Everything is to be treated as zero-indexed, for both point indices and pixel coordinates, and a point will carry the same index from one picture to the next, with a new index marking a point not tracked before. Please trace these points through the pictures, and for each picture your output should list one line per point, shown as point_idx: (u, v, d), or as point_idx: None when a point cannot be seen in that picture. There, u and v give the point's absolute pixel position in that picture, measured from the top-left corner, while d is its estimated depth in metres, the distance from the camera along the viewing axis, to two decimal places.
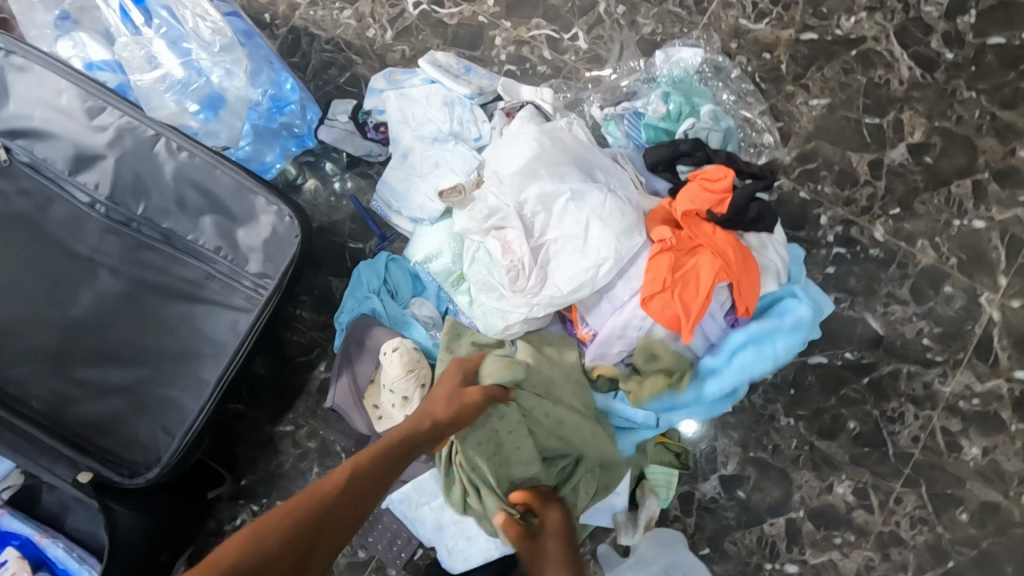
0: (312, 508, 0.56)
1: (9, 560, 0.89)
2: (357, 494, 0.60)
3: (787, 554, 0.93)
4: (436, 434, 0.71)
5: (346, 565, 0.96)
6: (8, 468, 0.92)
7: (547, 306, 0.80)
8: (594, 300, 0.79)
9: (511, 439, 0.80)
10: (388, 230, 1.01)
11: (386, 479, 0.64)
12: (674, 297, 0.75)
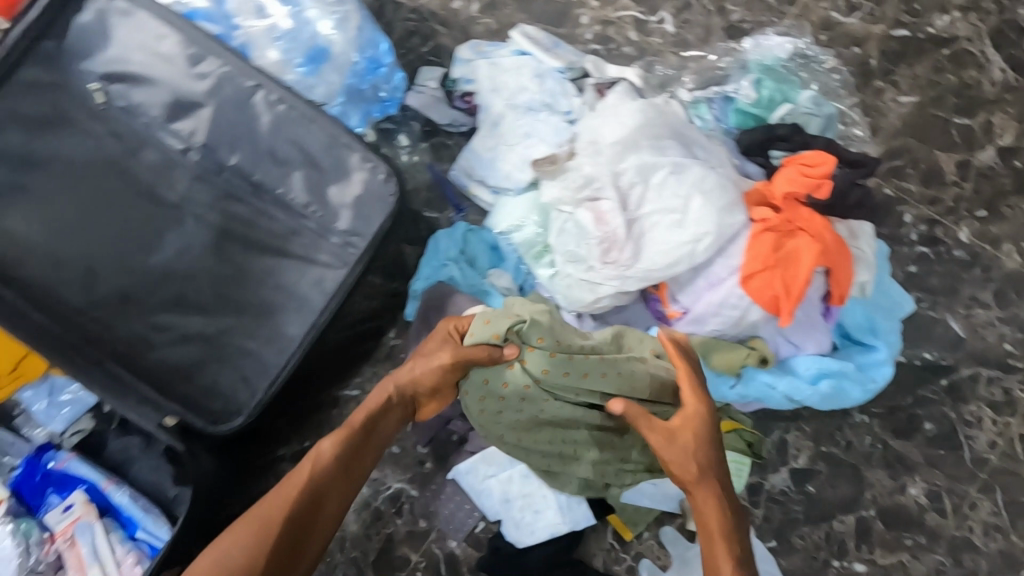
0: (275, 515, 0.66)
1: (75, 504, 0.90)
2: (314, 495, 0.68)
3: (856, 552, 0.92)
4: (404, 408, 0.75)
5: (405, 534, 0.95)
6: (82, 410, 0.93)
7: (640, 280, 0.79)
8: (690, 276, 0.78)
9: (534, 404, 0.73)
10: (464, 201, 1.00)
11: (352, 469, 0.72)
12: (776, 276, 0.74)
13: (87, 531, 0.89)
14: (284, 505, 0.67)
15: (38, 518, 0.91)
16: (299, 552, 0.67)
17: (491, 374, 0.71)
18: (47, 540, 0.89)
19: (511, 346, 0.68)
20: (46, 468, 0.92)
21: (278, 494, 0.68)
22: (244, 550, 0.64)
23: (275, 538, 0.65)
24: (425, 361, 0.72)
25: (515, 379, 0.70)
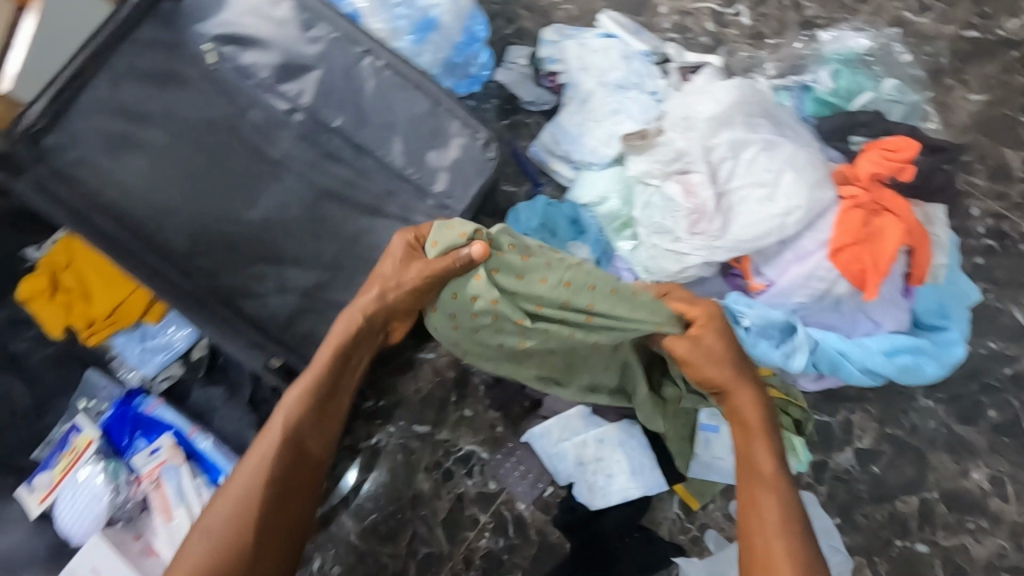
0: (266, 463, 0.71)
1: (162, 448, 0.93)
2: (297, 439, 0.74)
3: (919, 533, 0.93)
4: (370, 341, 0.80)
5: (476, 494, 0.98)
6: (172, 356, 0.96)
7: (729, 251, 0.82)
8: (778, 249, 0.81)
9: (507, 319, 0.74)
10: (542, 177, 1.02)
11: (329, 408, 0.77)
12: (864, 251, 0.78)
13: (173, 474, 0.93)
14: (270, 453, 0.72)
15: (125, 461, 0.94)
16: (298, 489, 0.73)
17: (462, 288, 0.73)
18: (134, 482, 0.93)
19: (477, 248, 0.71)
20: (135, 412, 0.95)
21: (263, 446, 0.72)
22: (224, 526, 0.68)
23: (271, 482, 0.71)
24: (380, 285, 0.75)
25: (482, 290, 0.72)
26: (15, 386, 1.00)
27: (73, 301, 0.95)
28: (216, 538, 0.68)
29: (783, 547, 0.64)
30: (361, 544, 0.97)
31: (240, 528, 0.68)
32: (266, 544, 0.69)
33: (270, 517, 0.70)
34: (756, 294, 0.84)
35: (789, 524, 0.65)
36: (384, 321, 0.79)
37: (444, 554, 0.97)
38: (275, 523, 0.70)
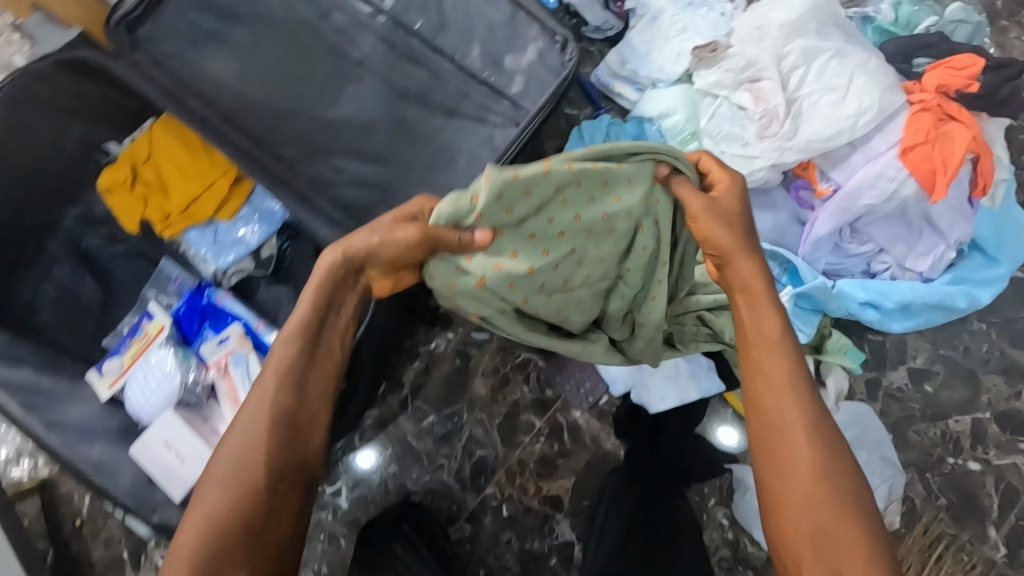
0: (258, 426, 0.60)
1: (230, 337, 0.96)
2: (293, 388, 0.63)
3: (971, 451, 0.95)
4: (352, 288, 0.68)
5: (532, 400, 1.00)
6: (244, 252, 0.97)
7: (800, 152, 0.85)
8: (848, 151, 0.84)
9: (547, 281, 0.68)
10: (604, 101, 1.06)
11: (320, 363, 0.65)
12: (934, 150, 0.81)
13: (241, 362, 0.95)
14: (264, 416, 0.61)
15: (193, 351, 0.97)
16: (300, 446, 0.62)
17: (483, 261, 0.64)
18: (202, 370, 0.95)
19: (483, 229, 0.63)
20: (206, 303, 0.98)
21: (252, 410, 0.61)
22: (235, 478, 0.58)
23: (271, 443, 0.60)
24: (347, 246, 0.65)
25: (504, 255, 0.65)
26: (89, 280, 1.05)
27: (150, 193, 0.98)
28: (216, 505, 0.57)
29: (795, 405, 0.59)
30: (417, 445, 0.99)
31: (241, 489, 0.57)
32: (280, 500, 0.59)
33: (276, 479, 0.59)
34: (825, 198, 0.87)
35: (794, 380, 0.60)
36: (361, 265, 0.66)
37: (500, 457, 0.98)
38: (285, 485, 0.60)
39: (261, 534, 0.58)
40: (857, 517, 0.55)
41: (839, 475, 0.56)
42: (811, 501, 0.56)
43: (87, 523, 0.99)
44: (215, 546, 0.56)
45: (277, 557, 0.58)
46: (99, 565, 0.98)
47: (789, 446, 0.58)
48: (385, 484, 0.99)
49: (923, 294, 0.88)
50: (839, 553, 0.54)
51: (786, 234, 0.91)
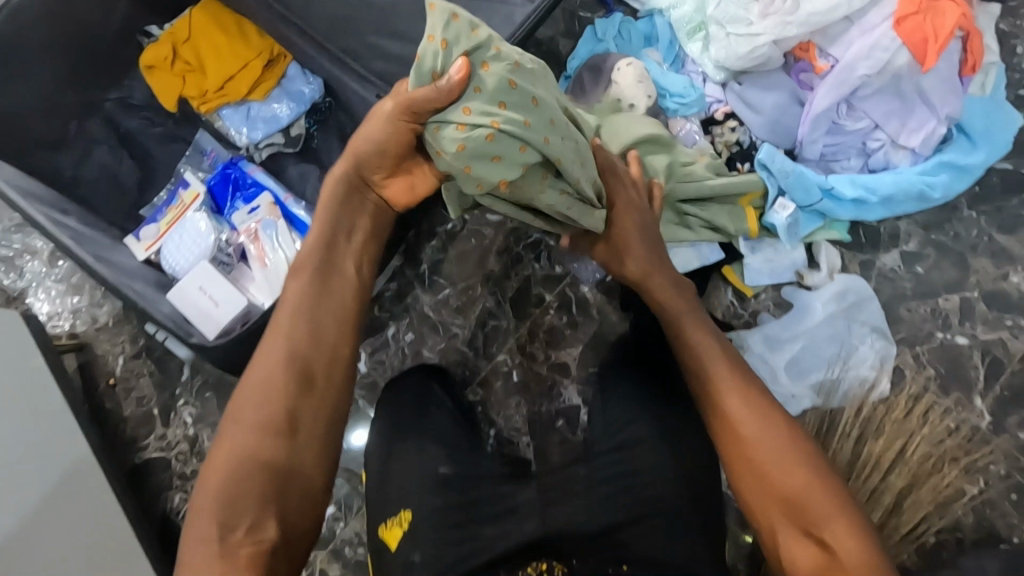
0: (276, 362, 0.65)
1: (260, 207, 1.02)
2: (302, 331, 0.68)
3: (959, 327, 0.99)
4: (361, 202, 0.74)
5: (542, 277, 1.05)
6: (275, 126, 1.04)
7: (802, 26, 0.92)
8: (846, 25, 0.93)
9: (555, 126, 0.63)
10: (617, 5, 1.10)
11: (333, 291, 0.71)
12: (925, 21, 0.88)
13: (270, 228, 1.01)
14: (281, 351, 0.66)
15: (225, 220, 1.03)
16: (319, 374, 0.66)
17: (479, 108, 0.59)
18: (234, 235, 1.01)
19: (455, 62, 0.59)
20: (238, 175, 1.04)
21: (268, 350, 0.66)
22: (254, 430, 0.62)
23: (289, 376, 0.65)
24: (346, 162, 0.72)
25: (499, 92, 0.60)
26: (128, 162, 1.10)
27: (189, 73, 1.04)
28: (236, 453, 0.61)
29: (744, 395, 0.64)
30: (434, 316, 1.05)
31: (263, 442, 0.62)
32: (299, 440, 0.63)
33: (302, 406, 0.64)
34: (823, 73, 0.95)
35: (733, 376, 0.66)
36: (361, 177, 0.73)
37: (511, 327, 1.04)
38: (314, 408, 0.65)
39: (296, 462, 0.62)
40: (822, 485, 0.58)
41: (794, 450, 0.60)
42: (777, 486, 0.59)
43: (120, 382, 1.05)
44: (251, 481, 0.60)
45: (315, 485, 0.63)
46: (132, 420, 1.04)
47: (746, 434, 0.62)
48: (402, 350, 1.05)
49: (904, 185, 0.95)
50: (811, 518, 0.57)
51: (786, 112, 0.98)
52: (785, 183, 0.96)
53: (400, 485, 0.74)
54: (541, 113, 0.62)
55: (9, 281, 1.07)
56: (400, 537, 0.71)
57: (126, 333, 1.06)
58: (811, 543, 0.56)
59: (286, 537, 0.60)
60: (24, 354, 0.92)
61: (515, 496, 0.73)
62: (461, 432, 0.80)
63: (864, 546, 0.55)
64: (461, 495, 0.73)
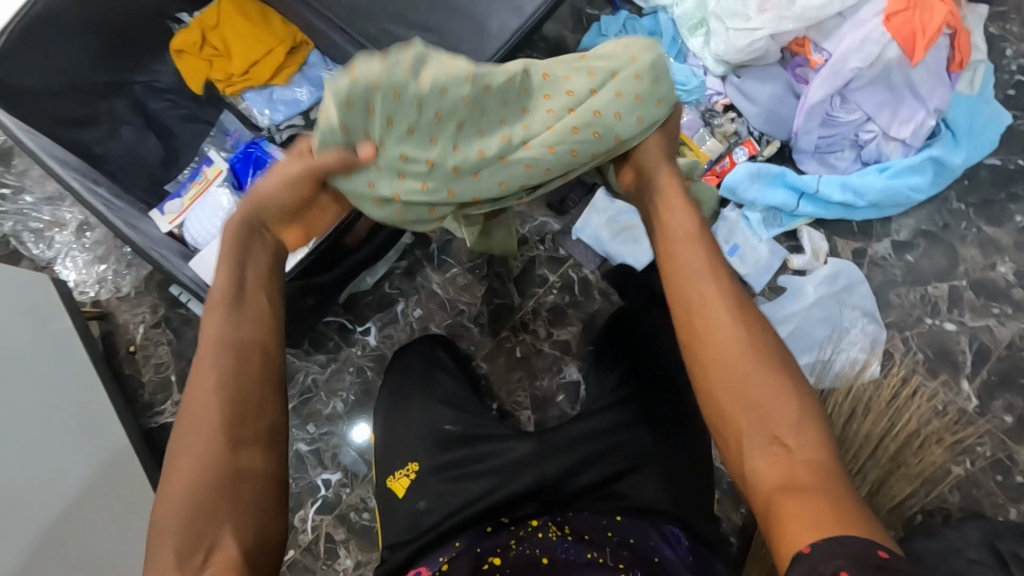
0: (207, 390, 0.54)
1: None
2: (232, 342, 0.56)
3: (948, 314, 1.03)
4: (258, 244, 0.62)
5: (546, 258, 1.09)
6: (299, 106, 1.11)
7: (797, 21, 0.98)
8: (839, 21, 0.98)
9: (487, 159, 0.60)
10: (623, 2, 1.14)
11: (251, 303, 0.58)
12: (914, 17, 0.94)
13: None
14: (212, 377, 0.54)
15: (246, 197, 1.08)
16: (255, 389, 0.55)
17: (384, 183, 0.60)
18: None
19: (363, 146, 0.59)
20: (259, 153, 1.08)
21: (193, 384, 0.54)
22: (197, 459, 0.52)
23: (225, 397, 0.53)
24: (246, 205, 0.62)
25: (397, 163, 0.59)
26: (153, 141, 1.15)
27: (216, 57, 1.11)
28: (183, 486, 0.51)
29: (714, 285, 0.57)
30: (441, 293, 1.10)
31: (211, 468, 0.51)
32: (247, 455, 0.53)
33: (244, 424, 0.53)
34: (817, 66, 1.01)
35: (705, 266, 0.59)
36: (259, 223, 0.62)
37: (515, 305, 1.08)
38: (260, 425, 0.54)
39: (245, 483, 0.52)
40: (794, 389, 0.53)
41: (766, 350, 0.54)
42: (745, 389, 0.53)
43: (140, 350, 1.09)
44: (208, 499, 0.50)
45: (272, 487, 0.54)
46: (150, 385, 1.08)
47: (716, 331, 0.56)
48: (410, 325, 1.09)
49: (888, 191, 1.01)
50: (778, 422, 0.52)
51: (782, 103, 1.03)
52: (768, 195, 1.03)
53: (407, 439, 0.79)
54: (448, 165, 0.59)
55: (39, 251, 1.12)
56: (408, 486, 0.77)
57: (147, 303, 1.11)
58: (774, 448, 0.51)
59: (257, 553, 0.51)
60: (53, 316, 0.97)
61: (496, 453, 0.76)
62: (466, 394, 0.85)
63: (821, 442, 0.51)
64: (456, 453, 0.77)
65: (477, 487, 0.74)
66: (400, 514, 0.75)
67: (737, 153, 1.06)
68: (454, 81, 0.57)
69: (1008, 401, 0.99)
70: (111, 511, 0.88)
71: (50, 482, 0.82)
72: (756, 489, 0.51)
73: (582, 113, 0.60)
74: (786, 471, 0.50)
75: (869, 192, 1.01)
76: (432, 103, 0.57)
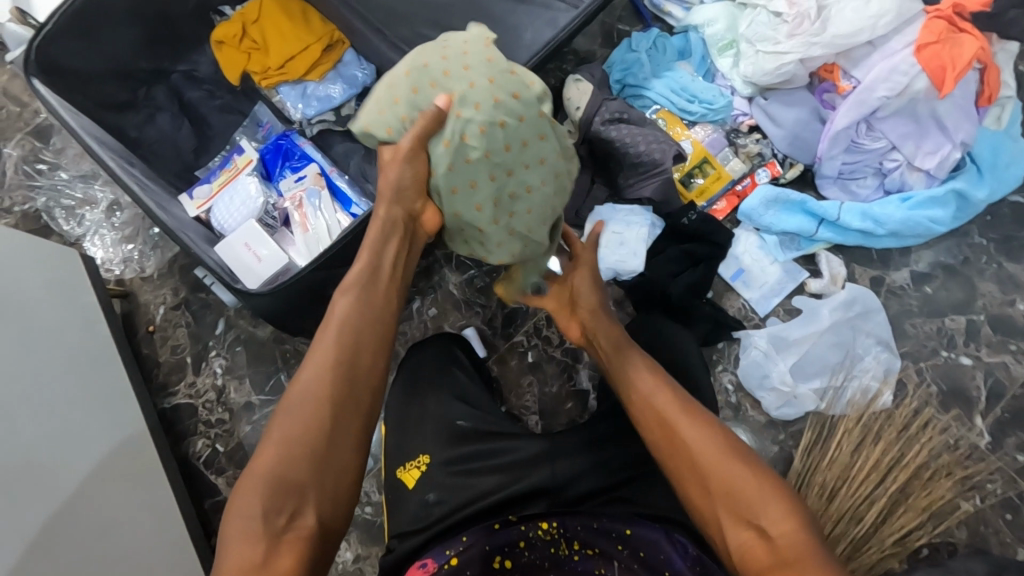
0: (321, 379, 0.65)
1: (307, 176, 1.09)
2: (351, 345, 0.67)
3: (964, 348, 1.02)
4: (397, 235, 0.74)
5: None
6: (332, 102, 1.13)
7: (827, 47, 0.99)
8: (868, 50, 1.00)
9: (485, 88, 0.69)
10: (654, 21, 1.17)
11: (379, 297, 0.72)
12: (944, 49, 0.95)
13: (315, 197, 1.08)
14: (331, 358, 0.66)
15: (273, 187, 1.11)
16: (361, 375, 0.66)
17: (481, 96, 0.68)
18: (280, 201, 1.09)
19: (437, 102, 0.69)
20: (289, 145, 1.12)
21: (312, 368, 0.66)
22: (299, 440, 0.61)
23: (334, 379, 0.65)
24: (387, 202, 0.73)
25: (470, 96, 0.68)
26: (186, 129, 1.18)
27: (254, 50, 1.14)
28: (273, 462, 0.60)
29: (660, 394, 0.68)
30: (458, 294, 1.11)
31: (301, 450, 0.61)
32: (335, 449, 0.62)
33: (341, 408, 0.64)
34: (845, 93, 1.02)
35: (652, 378, 0.70)
36: (404, 212, 0.74)
37: (530, 310, 1.09)
38: (351, 410, 0.64)
39: (330, 461, 0.62)
40: (755, 469, 0.59)
41: (720, 442, 0.62)
42: (708, 479, 0.60)
43: (158, 330, 1.11)
44: (291, 479, 0.59)
45: (350, 470, 0.63)
46: (165, 366, 1.10)
47: (678, 443, 0.64)
48: (424, 324, 1.10)
49: (909, 220, 1.01)
50: (747, 504, 0.58)
51: (807, 128, 1.04)
52: (784, 219, 1.04)
53: (420, 431, 0.82)
54: (479, 71, 0.69)
55: (69, 228, 1.15)
56: (418, 478, 0.80)
57: (169, 286, 1.13)
58: (751, 529, 0.57)
59: (327, 523, 0.60)
60: (79, 292, 1.00)
61: (506, 451, 0.80)
62: (478, 390, 0.88)
63: (791, 513, 0.56)
64: (467, 447, 0.80)
65: (490, 480, 0.77)
66: (410, 505, 0.78)
67: (759, 174, 1.07)
68: (398, 76, 0.72)
69: (1021, 439, 0.98)
70: (125, 485, 0.89)
71: (65, 455, 0.82)
72: (741, 568, 0.56)
73: (425, 90, 0.71)
74: (765, 547, 0.55)
75: (889, 220, 1.01)
76: (407, 84, 0.72)
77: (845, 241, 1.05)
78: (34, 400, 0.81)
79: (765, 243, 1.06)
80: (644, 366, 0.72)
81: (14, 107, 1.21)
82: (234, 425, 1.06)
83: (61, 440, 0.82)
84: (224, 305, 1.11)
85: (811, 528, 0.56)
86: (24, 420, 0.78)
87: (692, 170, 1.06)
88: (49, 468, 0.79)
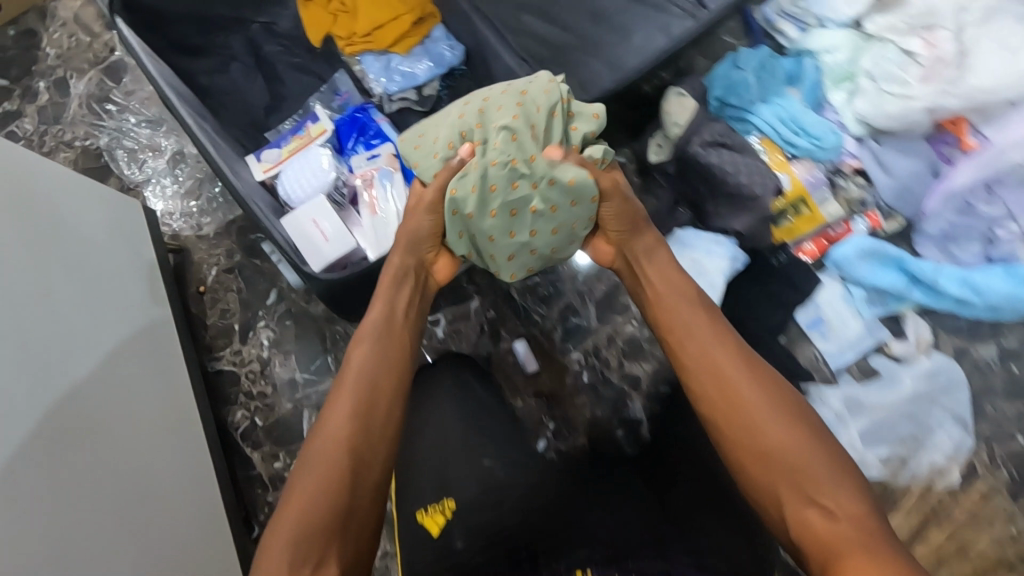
0: (340, 430, 0.64)
1: (381, 156, 1.03)
2: (368, 389, 0.68)
3: None
4: (408, 286, 0.78)
5: None
6: (419, 80, 1.05)
7: (964, 99, 0.93)
8: (1005, 109, 0.93)
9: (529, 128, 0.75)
10: (764, 37, 1.09)
11: (394, 342, 0.73)
12: None
13: (386, 177, 1.01)
14: (350, 406, 0.66)
15: (344, 161, 1.06)
16: (376, 424, 0.66)
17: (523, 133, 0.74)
18: (350, 177, 1.04)
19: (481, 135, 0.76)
20: (366, 120, 1.07)
21: (334, 425, 0.64)
22: (320, 491, 0.59)
23: (354, 428, 0.64)
24: (402, 250, 0.79)
25: (512, 130, 0.73)
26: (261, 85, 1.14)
27: (341, 14, 1.07)
28: (296, 516, 0.58)
29: (718, 348, 0.69)
30: (518, 300, 1.06)
31: (323, 501, 0.59)
32: (356, 489, 0.61)
33: (360, 452, 0.63)
34: (972, 150, 0.95)
35: (708, 323, 0.72)
36: (414, 265, 0.79)
37: (591, 327, 1.05)
38: (369, 454, 0.64)
39: (354, 508, 0.60)
40: (821, 447, 0.60)
41: (782, 407, 0.63)
42: (769, 453, 0.61)
43: (209, 292, 1.08)
44: (318, 529, 0.57)
45: (369, 519, 0.62)
46: (212, 329, 1.07)
47: (735, 398, 0.65)
48: (481, 326, 1.06)
49: (1011, 293, 0.92)
50: (808, 479, 0.58)
51: (919, 182, 0.97)
52: (871, 271, 0.98)
53: (444, 459, 0.81)
54: (529, 111, 0.76)
55: (129, 172, 1.12)
56: (442, 525, 0.77)
57: (224, 248, 1.10)
58: (813, 508, 0.56)
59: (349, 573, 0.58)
60: (138, 245, 0.97)
61: (521, 486, 0.79)
62: (502, 421, 0.87)
63: (852, 490, 0.57)
64: (495, 482, 0.79)
65: (524, 480, 0.80)
66: (432, 551, 0.75)
67: (856, 222, 1.00)
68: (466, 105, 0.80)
69: None
70: (171, 440, 0.87)
71: (126, 401, 0.81)
72: (803, 545, 0.56)
73: (476, 102, 0.78)
74: (827, 530, 0.55)
75: (988, 288, 0.94)
76: (468, 112, 0.78)
77: (933, 306, 0.98)
78: (99, 345, 0.80)
79: (847, 294, 1.01)
80: (697, 309, 0.73)
81: (86, 36, 1.20)
82: (276, 400, 1.04)
83: (119, 385, 0.80)
84: (279, 275, 1.08)
85: (875, 514, 0.56)
86: (90, 360, 0.77)
87: (785, 207, 0.99)
88: (121, 417, 0.78)
